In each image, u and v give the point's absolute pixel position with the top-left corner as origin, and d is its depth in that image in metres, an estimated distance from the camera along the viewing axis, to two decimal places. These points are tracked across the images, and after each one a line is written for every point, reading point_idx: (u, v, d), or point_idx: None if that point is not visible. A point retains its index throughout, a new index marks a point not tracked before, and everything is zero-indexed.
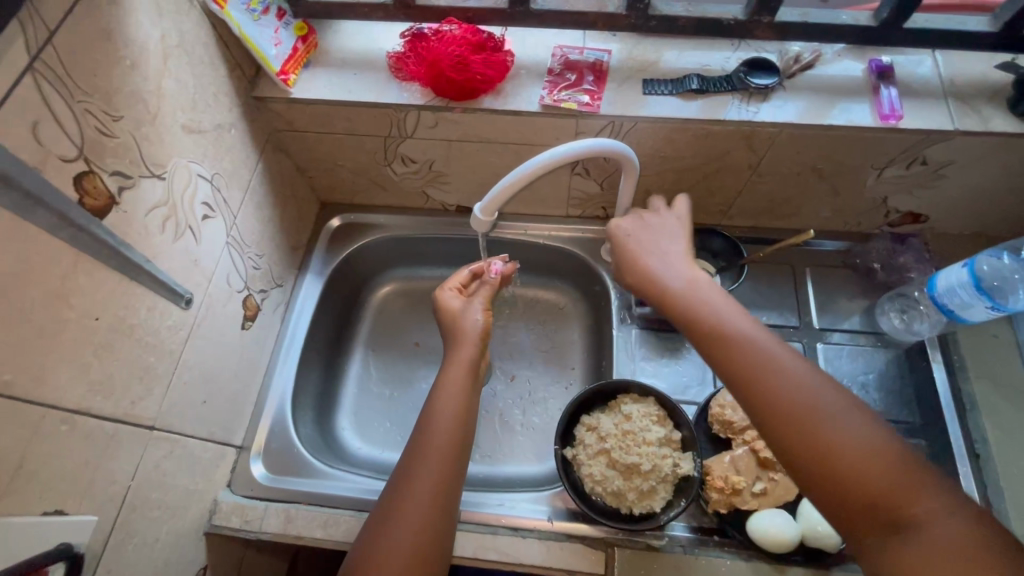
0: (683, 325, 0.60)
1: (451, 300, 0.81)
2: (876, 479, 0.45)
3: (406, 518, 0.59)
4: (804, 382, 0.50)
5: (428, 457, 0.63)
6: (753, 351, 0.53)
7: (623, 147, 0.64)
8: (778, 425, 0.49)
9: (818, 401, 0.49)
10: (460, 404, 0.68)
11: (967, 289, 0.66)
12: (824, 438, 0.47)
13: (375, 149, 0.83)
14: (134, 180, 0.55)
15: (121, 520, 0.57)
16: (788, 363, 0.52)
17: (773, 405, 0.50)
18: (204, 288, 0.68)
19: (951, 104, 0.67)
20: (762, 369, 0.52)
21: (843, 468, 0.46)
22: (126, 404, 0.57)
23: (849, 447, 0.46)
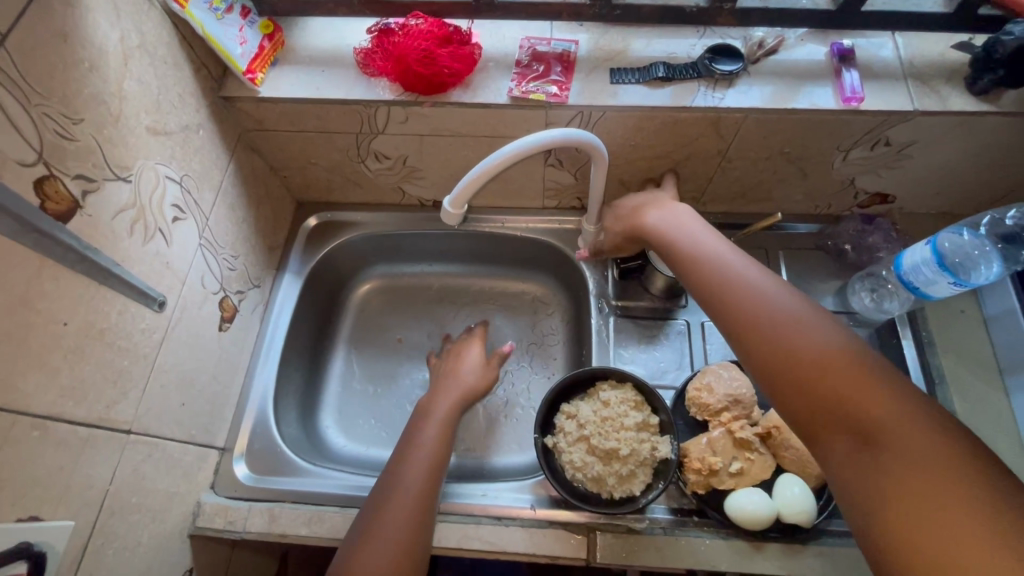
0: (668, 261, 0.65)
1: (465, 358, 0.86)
2: (833, 373, 0.46)
3: (391, 519, 0.61)
4: (770, 293, 0.54)
5: (411, 468, 0.66)
6: (726, 270, 0.58)
7: (590, 138, 0.65)
8: (743, 330, 0.53)
9: (782, 306, 0.52)
10: (441, 433, 0.72)
11: (930, 266, 0.68)
12: (785, 337, 0.50)
13: (347, 147, 0.83)
14: (99, 183, 0.55)
15: (99, 525, 0.57)
16: (758, 279, 0.56)
17: (749, 316, 0.53)
18: (177, 290, 0.68)
19: (912, 85, 0.69)
20: (733, 286, 0.56)
21: (802, 365, 0.48)
22: (100, 408, 0.56)
23: (805, 341, 0.49)
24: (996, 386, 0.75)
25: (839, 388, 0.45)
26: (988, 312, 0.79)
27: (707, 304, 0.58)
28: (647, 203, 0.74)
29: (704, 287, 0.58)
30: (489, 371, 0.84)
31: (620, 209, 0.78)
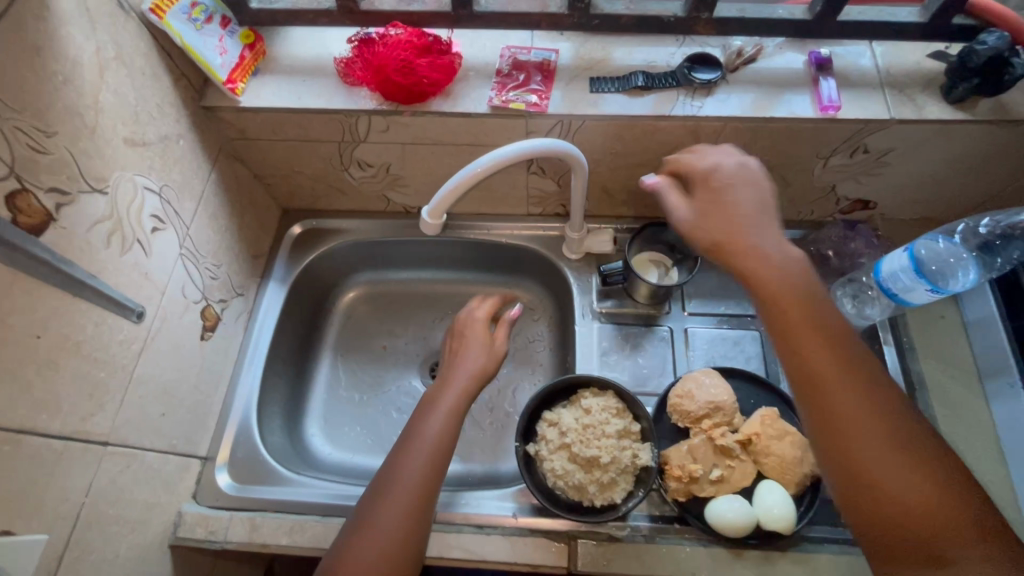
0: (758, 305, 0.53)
1: (474, 331, 0.76)
2: (898, 473, 0.47)
3: (383, 519, 0.59)
4: (863, 378, 0.50)
5: (410, 461, 0.62)
6: (808, 317, 0.51)
7: (568, 148, 0.65)
8: (815, 400, 0.50)
9: (859, 382, 0.50)
10: (446, 422, 0.66)
11: (908, 273, 0.68)
12: (857, 423, 0.49)
13: (330, 155, 0.83)
14: (74, 196, 0.55)
15: (75, 538, 0.57)
16: (836, 336, 0.51)
17: (846, 419, 0.49)
18: (157, 300, 0.68)
19: (889, 94, 0.69)
20: (834, 375, 0.50)
21: (886, 479, 0.47)
22: (75, 421, 0.56)
23: (895, 462, 0.47)
24: (975, 392, 0.76)
25: (898, 487, 0.47)
26: (967, 318, 0.78)
27: (781, 350, 0.52)
28: (734, 172, 0.59)
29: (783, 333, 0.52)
30: (495, 352, 0.74)
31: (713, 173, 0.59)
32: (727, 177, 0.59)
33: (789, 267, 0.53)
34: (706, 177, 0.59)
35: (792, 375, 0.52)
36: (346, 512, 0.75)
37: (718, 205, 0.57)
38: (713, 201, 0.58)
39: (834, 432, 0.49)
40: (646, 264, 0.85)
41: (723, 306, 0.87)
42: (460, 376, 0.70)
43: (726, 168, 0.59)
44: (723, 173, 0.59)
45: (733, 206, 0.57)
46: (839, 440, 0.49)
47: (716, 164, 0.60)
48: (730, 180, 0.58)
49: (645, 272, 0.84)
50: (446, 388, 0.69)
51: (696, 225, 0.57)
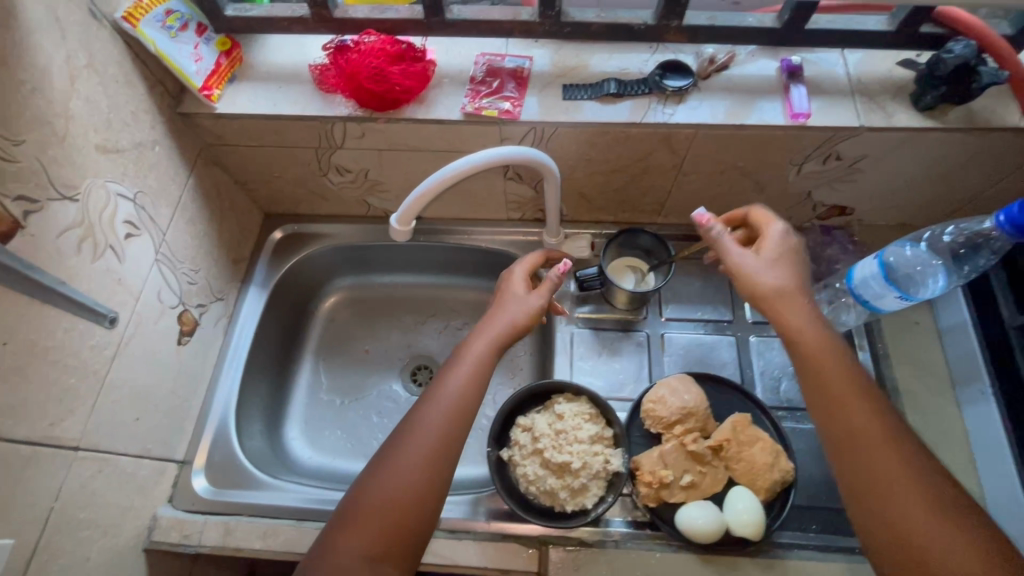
0: (799, 366, 0.58)
1: (512, 283, 0.72)
2: (934, 526, 0.50)
3: (405, 462, 0.59)
4: (897, 436, 0.54)
5: (436, 408, 0.62)
6: (844, 377, 0.56)
7: (539, 156, 0.65)
8: (852, 455, 0.54)
9: (893, 441, 0.54)
10: (475, 369, 0.65)
11: (877, 280, 0.68)
12: (891, 475, 0.52)
13: (309, 161, 0.84)
14: (42, 204, 0.56)
15: (44, 542, 0.57)
16: (873, 396, 0.56)
17: (881, 474, 0.53)
18: (131, 306, 0.68)
19: (859, 101, 0.69)
20: (869, 432, 0.54)
21: (919, 532, 0.50)
22: (43, 426, 0.57)
23: (929, 518, 0.50)
24: (948, 399, 0.76)
25: (935, 538, 0.49)
26: (942, 325, 0.80)
27: (818, 411, 0.57)
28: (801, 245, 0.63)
29: (820, 391, 0.56)
30: (533, 307, 0.69)
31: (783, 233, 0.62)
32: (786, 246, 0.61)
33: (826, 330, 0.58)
34: (779, 238, 0.62)
35: (829, 434, 0.56)
36: (321, 517, 0.75)
37: (786, 264, 0.60)
38: (784, 260, 0.60)
39: (871, 486, 0.53)
40: (622, 270, 0.85)
41: (699, 311, 0.88)
42: (494, 328, 0.68)
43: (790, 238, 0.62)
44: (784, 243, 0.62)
45: (798, 272, 0.60)
46: (876, 493, 0.52)
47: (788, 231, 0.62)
48: (799, 249, 0.62)
49: (621, 277, 0.84)
50: (478, 338, 0.68)
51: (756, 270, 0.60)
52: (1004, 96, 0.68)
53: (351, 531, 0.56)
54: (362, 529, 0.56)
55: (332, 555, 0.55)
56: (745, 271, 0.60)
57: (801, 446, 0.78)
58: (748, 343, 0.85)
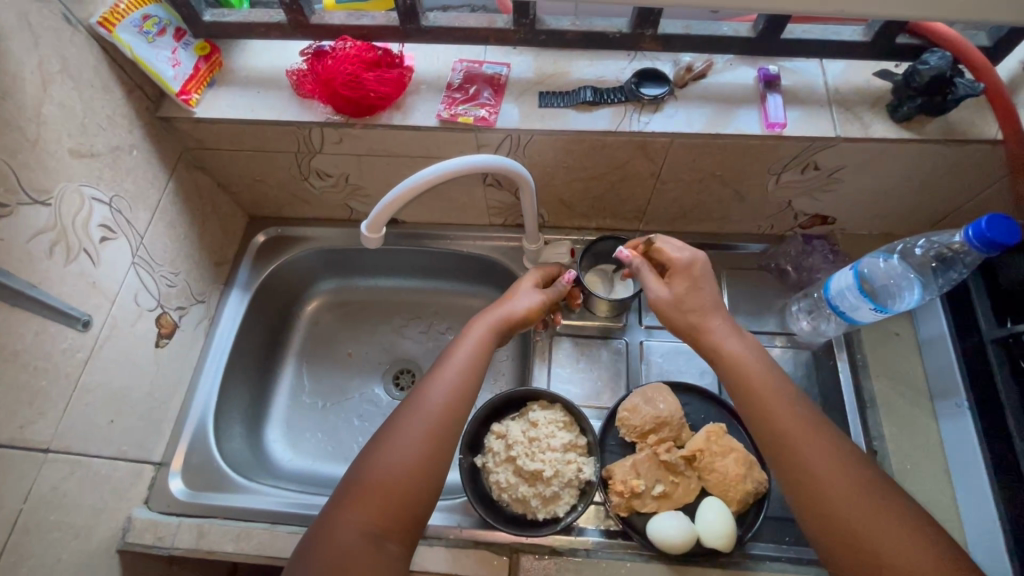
0: (730, 379, 0.63)
1: (523, 283, 0.76)
2: (872, 525, 0.52)
3: (406, 439, 0.60)
4: (824, 433, 0.58)
5: (437, 389, 0.64)
6: (775, 394, 0.61)
7: (512, 164, 0.65)
8: (788, 459, 0.58)
9: (827, 444, 0.57)
10: (473, 356, 0.67)
11: (853, 292, 0.68)
12: (830, 482, 0.55)
13: (290, 165, 0.84)
14: (12, 208, 0.56)
15: (11, 543, 0.58)
16: (795, 399, 0.61)
17: (815, 470, 0.56)
18: (106, 309, 0.69)
19: (835, 111, 0.69)
20: (800, 432, 0.58)
21: (857, 521, 0.53)
22: (12, 428, 0.58)
23: (864, 505, 0.54)
24: (926, 412, 0.75)
25: (871, 530, 0.52)
26: (922, 337, 0.79)
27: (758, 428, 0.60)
28: (705, 262, 0.67)
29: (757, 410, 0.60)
30: (541, 303, 0.73)
31: (683, 259, 0.67)
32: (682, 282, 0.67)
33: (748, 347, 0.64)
34: (680, 264, 0.67)
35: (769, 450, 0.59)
36: (294, 521, 0.75)
37: (692, 292, 0.66)
38: (679, 297, 0.66)
39: (809, 483, 0.56)
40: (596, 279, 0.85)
41: None
42: (497, 320, 0.71)
43: (687, 271, 0.66)
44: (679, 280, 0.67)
45: (700, 296, 0.66)
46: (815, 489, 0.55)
47: (691, 255, 0.67)
48: (697, 279, 0.66)
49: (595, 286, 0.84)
50: (480, 325, 0.70)
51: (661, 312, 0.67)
52: (981, 107, 0.68)
53: (353, 511, 0.56)
54: (363, 506, 0.57)
55: (331, 532, 0.55)
56: (659, 305, 0.67)
57: None
58: None
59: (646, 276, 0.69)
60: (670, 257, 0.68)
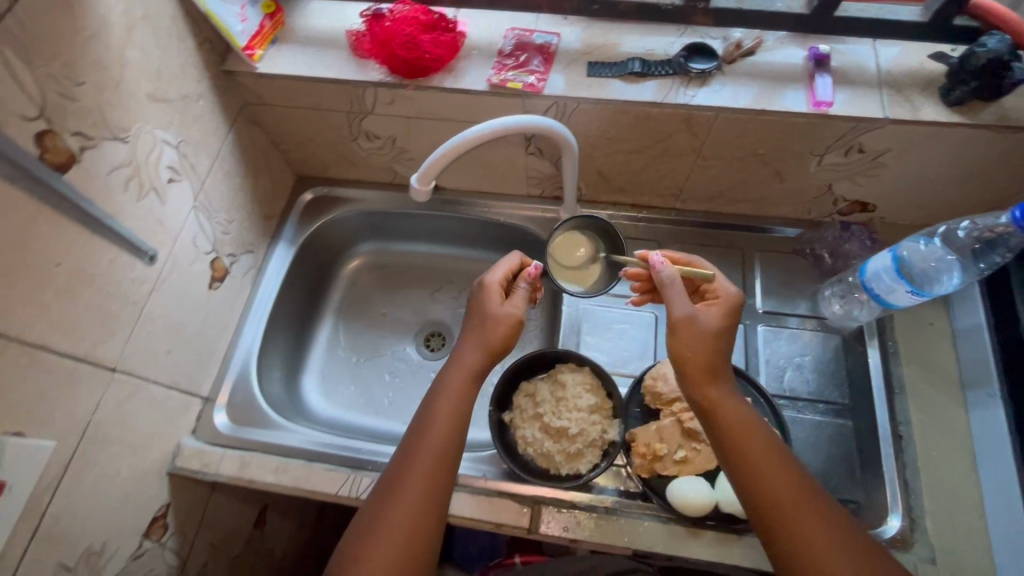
0: (693, 388, 0.61)
1: (490, 295, 0.71)
2: (840, 559, 0.52)
3: (396, 523, 0.58)
4: (771, 447, 0.59)
5: (420, 461, 0.62)
6: (736, 410, 0.60)
7: (559, 127, 0.67)
8: (742, 464, 0.58)
9: (776, 459, 0.58)
10: (453, 422, 0.64)
11: (889, 274, 0.69)
12: (783, 493, 0.55)
13: (340, 125, 0.88)
14: (97, 141, 0.61)
15: (79, 451, 0.63)
16: (746, 411, 0.61)
17: (766, 485, 0.56)
18: (168, 247, 0.74)
19: (885, 93, 0.69)
20: (754, 443, 0.58)
21: (804, 539, 0.53)
22: (87, 345, 0.63)
23: (811, 527, 0.54)
24: (955, 401, 0.76)
25: (815, 549, 0.53)
26: (957, 327, 0.79)
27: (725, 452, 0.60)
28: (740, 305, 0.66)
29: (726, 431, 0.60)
30: (515, 316, 0.69)
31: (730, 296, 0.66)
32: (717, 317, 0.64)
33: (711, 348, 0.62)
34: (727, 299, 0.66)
35: (733, 476, 0.59)
36: (330, 460, 0.80)
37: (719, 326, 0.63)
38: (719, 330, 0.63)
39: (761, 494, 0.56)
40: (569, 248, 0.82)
41: None
42: (473, 358, 0.68)
43: (732, 309, 0.65)
44: (715, 312, 0.64)
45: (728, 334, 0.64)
46: (766, 500, 0.56)
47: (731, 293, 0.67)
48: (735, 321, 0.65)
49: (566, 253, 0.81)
50: (456, 374, 0.67)
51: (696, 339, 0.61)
52: None
53: None
54: None
55: None
56: (693, 326, 0.62)
57: (802, 435, 0.78)
58: (756, 332, 0.85)
59: (677, 291, 0.64)
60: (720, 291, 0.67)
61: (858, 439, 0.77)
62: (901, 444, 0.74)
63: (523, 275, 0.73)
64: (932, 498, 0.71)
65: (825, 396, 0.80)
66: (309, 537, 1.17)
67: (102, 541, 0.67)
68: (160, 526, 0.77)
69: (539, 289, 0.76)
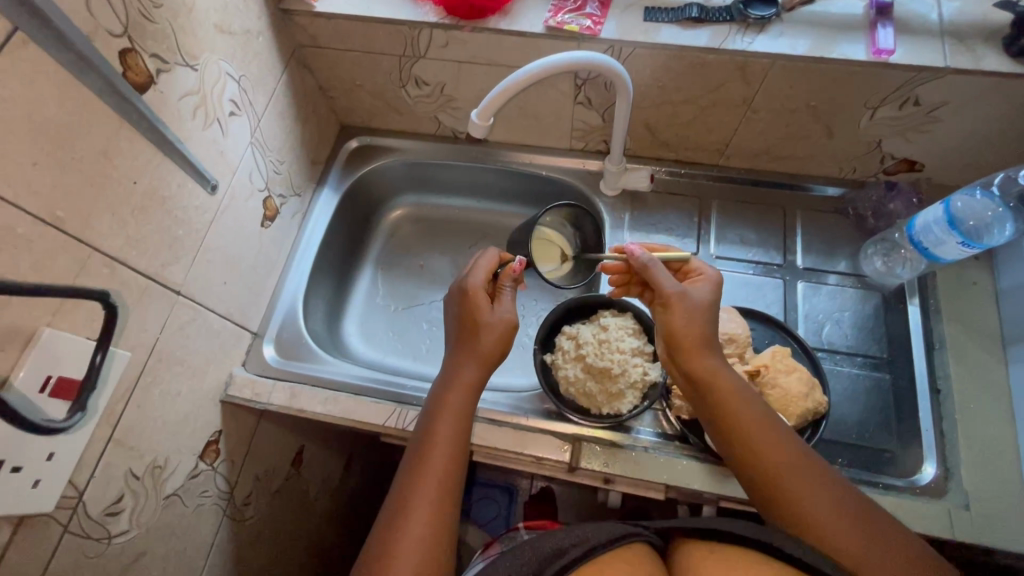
0: (683, 358, 0.64)
1: (478, 301, 0.73)
2: (833, 511, 0.53)
3: (406, 553, 0.56)
4: (758, 409, 0.61)
5: (423, 487, 0.61)
6: (727, 378, 0.62)
7: (618, 67, 0.68)
8: (734, 429, 0.60)
9: (765, 422, 0.60)
10: (456, 436, 0.66)
11: (940, 225, 0.70)
12: (772, 453, 0.58)
13: (391, 70, 0.89)
14: (171, 66, 0.63)
15: (149, 365, 0.66)
16: (734, 378, 0.63)
17: (758, 446, 0.58)
18: (228, 178, 0.76)
19: (947, 42, 0.69)
20: (745, 408, 0.61)
21: (797, 493, 0.55)
22: (157, 265, 0.65)
23: (802, 483, 0.55)
24: (996, 357, 0.76)
25: (808, 501, 0.54)
26: (1001, 286, 0.80)
27: (729, 442, 0.60)
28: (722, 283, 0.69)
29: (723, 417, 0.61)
30: (507, 320, 0.72)
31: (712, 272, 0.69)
32: (705, 292, 0.66)
33: (702, 321, 0.64)
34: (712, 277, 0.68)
35: (727, 440, 0.61)
36: (376, 393, 0.83)
37: (691, 306, 0.64)
38: (704, 305, 0.65)
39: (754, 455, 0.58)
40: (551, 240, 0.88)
41: (751, 251, 0.89)
42: (469, 374, 0.69)
43: (715, 286, 0.67)
44: (702, 288, 0.67)
45: (713, 306, 0.66)
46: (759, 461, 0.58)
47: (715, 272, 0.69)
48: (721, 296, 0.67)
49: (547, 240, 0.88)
50: (452, 393, 0.68)
51: (681, 315, 0.64)
52: None
53: None
54: None
55: None
56: (683, 301, 0.64)
57: (838, 387, 0.79)
58: (795, 287, 0.86)
59: (662, 271, 0.67)
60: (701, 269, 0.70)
61: (895, 392, 0.78)
62: (939, 397, 0.75)
63: (507, 272, 0.76)
64: (969, 449, 0.71)
65: (863, 349, 0.81)
66: (341, 483, 1.21)
67: (164, 455, 0.70)
68: (213, 451, 0.79)
69: (521, 282, 0.78)
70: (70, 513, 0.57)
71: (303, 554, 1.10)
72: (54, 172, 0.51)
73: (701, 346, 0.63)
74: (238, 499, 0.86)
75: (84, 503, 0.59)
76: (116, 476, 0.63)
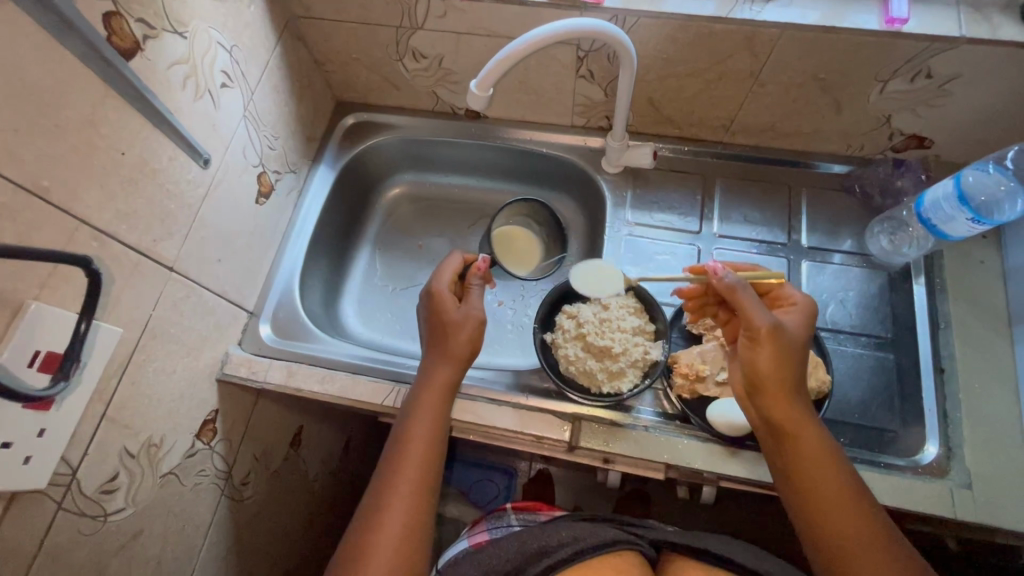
0: (761, 392, 0.61)
1: (443, 301, 0.72)
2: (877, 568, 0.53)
3: (380, 553, 0.56)
4: (828, 452, 0.58)
5: (399, 487, 0.60)
6: (800, 413, 0.59)
7: (620, 34, 0.65)
8: (796, 467, 0.58)
9: (831, 465, 0.58)
10: (431, 434, 0.65)
11: (949, 201, 0.69)
12: (830, 499, 0.56)
13: (387, 42, 0.86)
14: (158, 32, 0.60)
15: (142, 342, 0.64)
16: (805, 414, 0.60)
17: (817, 491, 0.57)
18: (221, 153, 0.74)
19: (962, 11, 0.67)
20: (811, 449, 0.58)
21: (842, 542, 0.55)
22: (148, 240, 0.63)
23: (855, 536, 0.54)
24: (1003, 336, 0.75)
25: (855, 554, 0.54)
26: (1009, 265, 0.78)
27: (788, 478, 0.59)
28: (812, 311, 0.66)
29: (790, 454, 0.59)
30: (475, 317, 0.71)
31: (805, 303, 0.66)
32: (794, 324, 0.64)
33: (788, 358, 0.60)
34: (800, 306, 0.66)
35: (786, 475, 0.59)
36: (375, 372, 0.82)
37: (781, 346, 0.60)
38: (796, 342, 0.62)
39: (810, 496, 0.57)
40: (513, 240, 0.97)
41: (755, 230, 0.87)
42: (445, 373, 0.68)
43: (803, 319, 0.65)
44: (790, 320, 0.64)
45: (804, 342, 0.63)
46: (814, 503, 0.57)
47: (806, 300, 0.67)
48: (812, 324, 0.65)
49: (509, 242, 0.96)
50: (429, 396, 0.67)
51: (771, 351, 0.60)
52: None
53: None
54: None
55: None
56: (779, 336, 0.60)
57: (842, 366, 0.78)
58: (800, 266, 0.85)
59: (753, 299, 0.63)
60: (790, 296, 0.68)
61: (900, 372, 0.77)
62: (944, 376, 0.74)
63: (473, 271, 0.75)
64: (973, 429, 0.71)
65: (869, 329, 0.80)
66: (340, 464, 1.20)
67: (160, 434, 0.69)
68: (210, 430, 0.78)
69: (489, 280, 0.78)
70: (64, 491, 0.57)
71: (302, 535, 1.10)
72: (38, 140, 0.49)
73: (785, 388, 0.60)
74: (236, 479, 0.86)
75: (77, 480, 0.58)
76: (110, 453, 0.62)
